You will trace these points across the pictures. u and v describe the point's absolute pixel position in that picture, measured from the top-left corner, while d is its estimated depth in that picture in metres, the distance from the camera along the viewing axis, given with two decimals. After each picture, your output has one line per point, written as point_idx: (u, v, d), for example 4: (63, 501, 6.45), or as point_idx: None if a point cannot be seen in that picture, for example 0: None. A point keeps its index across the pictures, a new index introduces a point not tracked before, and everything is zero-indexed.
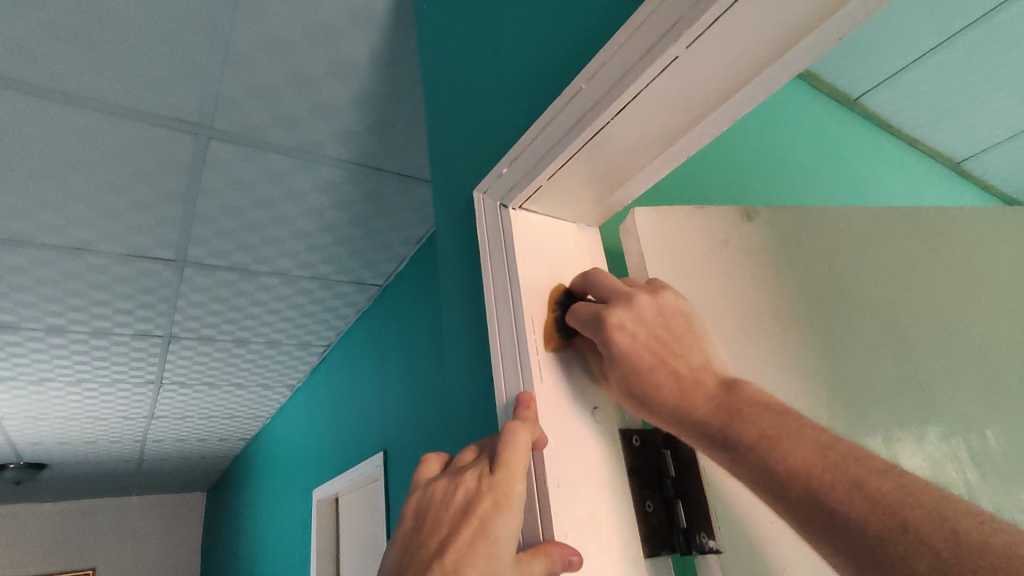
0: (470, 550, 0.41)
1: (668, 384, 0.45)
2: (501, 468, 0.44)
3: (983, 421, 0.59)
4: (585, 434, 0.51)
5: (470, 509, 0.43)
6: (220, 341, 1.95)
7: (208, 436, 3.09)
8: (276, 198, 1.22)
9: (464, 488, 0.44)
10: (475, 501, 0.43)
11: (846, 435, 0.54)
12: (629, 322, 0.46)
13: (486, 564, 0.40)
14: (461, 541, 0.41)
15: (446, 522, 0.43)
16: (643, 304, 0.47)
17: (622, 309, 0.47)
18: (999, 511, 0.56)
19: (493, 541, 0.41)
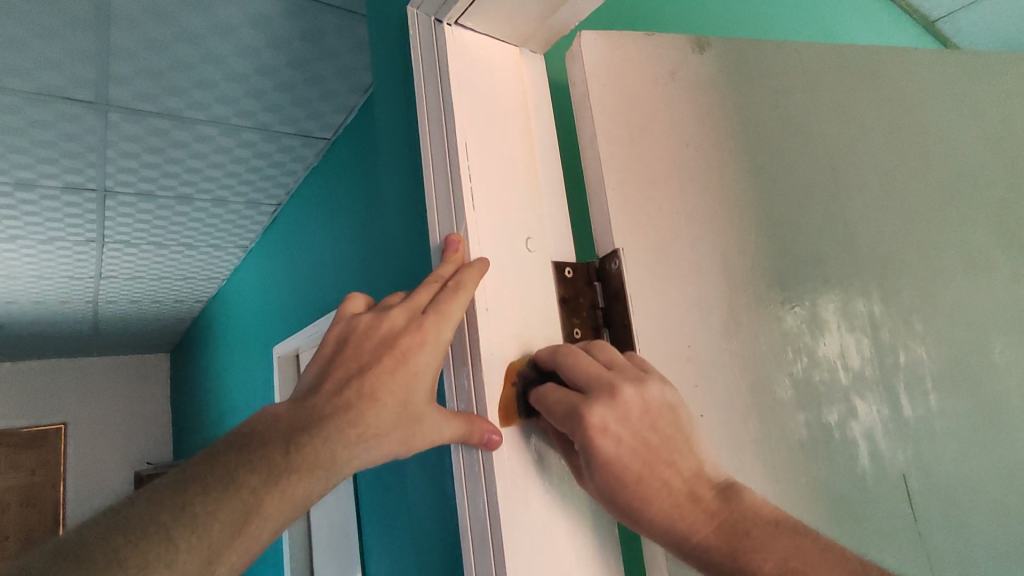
0: (388, 378, 0.44)
1: (666, 498, 0.42)
2: (432, 315, 0.45)
3: (898, 262, 0.62)
4: (517, 260, 0.51)
5: (395, 340, 0.45)
6: (171, 178, 2.01)
7: (181, 284, 3.21)
8: (203, 11, 1.22)
9: (390, 322, 0.45)
10: (402, 335, 0.45)
11: (771, 265, 0.56)
12: (610, 421, 0.42)
13: (403, 391, 0.44)
14: (382, 367, 0.44)
15: (367, 347, 0.45)
16: (627, 400, 0.42)
17: (603, 407, 0.42)
18: (900, 343, 0.59)
19: (412, 372, 0.45)
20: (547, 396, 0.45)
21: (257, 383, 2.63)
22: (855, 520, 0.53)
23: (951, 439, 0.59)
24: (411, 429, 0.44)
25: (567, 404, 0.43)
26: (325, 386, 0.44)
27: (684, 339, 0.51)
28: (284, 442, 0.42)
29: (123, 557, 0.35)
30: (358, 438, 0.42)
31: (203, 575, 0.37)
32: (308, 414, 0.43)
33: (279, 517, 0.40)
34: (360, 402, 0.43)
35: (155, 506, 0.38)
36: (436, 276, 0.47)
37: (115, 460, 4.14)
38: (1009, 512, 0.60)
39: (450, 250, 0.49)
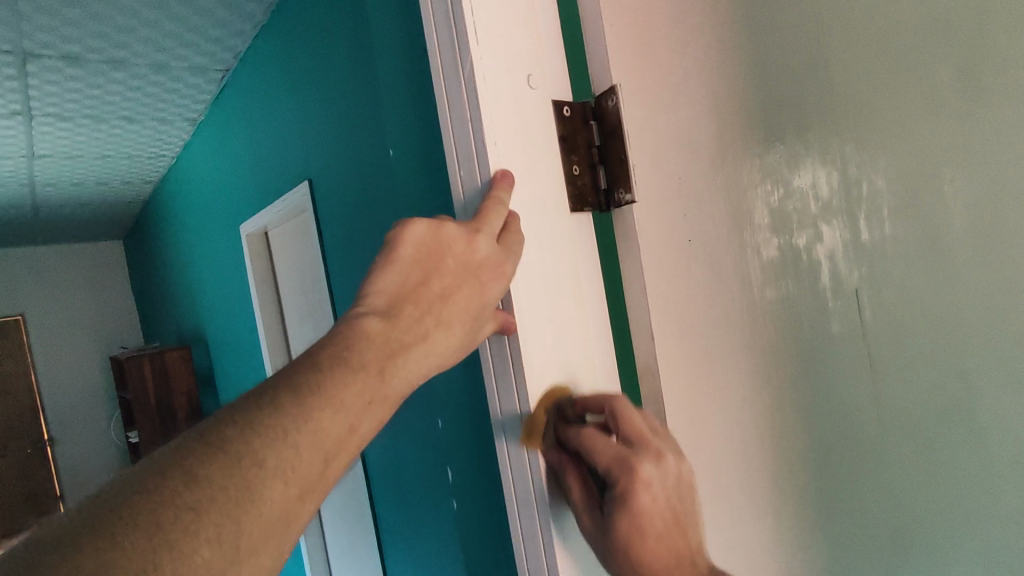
0: (464, 263, 0.47)
1: (657, 521, 0.48)
2: (507, 248, 0.49)
3: (871, 101, 0.65)
4: (523, 102, 0.52)
5: (476, 274, 0.47)
6: (102, 39, 1.82)
7: (126, 163, 3.03)
8: None
9: (477, 252, 0.47)
10: (482, 271, 0.48)
11: (753, 108, 0.59)
12: (653, 480, 0.48)
13: (472, 317, 0.48)
14: (458, 255, 0.47)
15: (449, 234, 0.47)
16: (670, 468, 0.48)
17: (649, 465, 0.47)
18: (861, 176, 0.65)
19: (483, 304, 0.48)
20: (594, 443, 0.48)
21: (226, 262, 2.63)
22: (809, 328, 0.62)
23: (900, 260, 0.66)
24: (480, 311, 0.48)
25: (614, 455, 0.48)
26: (407, 254, 0.46)
27: (674, 172, 0.55)
28: (384, 323, 0.43)
29: (288, 434, 0.37)
30: (437, 318, 0.46)
31: (349, 438, 0.39)
32: (397, 290, 0.45)
33: (391, 399, 0.42)
34: (440, 285, 0.46)
35: (296, 385, 0.39)
36: (499, 196, 0.49)
37: (86, 346, 4.16)
38: (947, 329, 0.68)
39: (501, 177, 0.50)
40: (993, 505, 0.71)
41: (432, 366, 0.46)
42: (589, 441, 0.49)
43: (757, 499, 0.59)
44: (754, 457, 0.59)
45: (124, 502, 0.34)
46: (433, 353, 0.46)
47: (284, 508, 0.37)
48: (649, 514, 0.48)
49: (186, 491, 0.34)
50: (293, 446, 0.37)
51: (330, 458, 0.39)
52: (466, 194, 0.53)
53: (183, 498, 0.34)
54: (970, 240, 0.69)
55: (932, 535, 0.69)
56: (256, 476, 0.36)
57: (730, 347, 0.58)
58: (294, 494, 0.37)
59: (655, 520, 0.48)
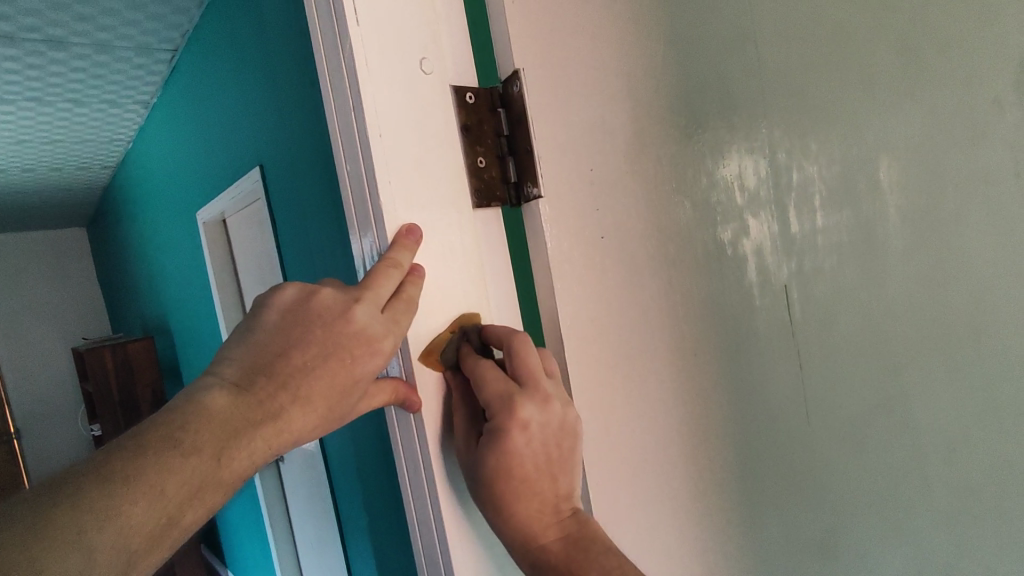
0: (335, 335, 0.43)
1: (528, 464, 0.45)
2: (384, 320, 0.44)
3: (802, 85, 0.62)
4: (414, 89, 0.48)
5: (346, 347, 0.43)
6: (32, 19, 1.71)
7: (77, 147, 2.90)
8: None
9: (348, 324, 0.43)
10: (353, 344, 0.43)
11: (675, 93, 0.56)
12: (534, 423, 0.45)
13: (340, 392, 0.43)
14: (327, 328, 0.42)
15: (320, 302, 0.43)
16: (556, 413, 0.46)
17: (532, 407, 0.45)
18: (792, 163, 0.62)
19: (355, 378, 0.43)
20: (485, 371, 0.46)
21: (185, 251, 2.55)
22: (735, 326, 0.59)
23: (832, 253, 0.64)
24: (351, 386, 0.43)
25: (501, 387, 0.45)
26: (271, 321, 0.42)
27: (585, 163, 0.51)
28: (232, 400, 0.40)
29: (84, 531, 0.34)
30: (296, 395, 0.41)
31: (162, 534, 0.36)
32: (252, 361, 0.41)
33: (227, 485, 0.39)
34: (302, 359, 0.42)
35: (112, 468, 0.36)
36: (393, 262, 0.45)
37: (48, 337, 4.04)
38: (877, 323, 0.66)
39: (404, 238, 0.46)
40: (919, 495, 0.71)
41: (285, 448, 0.41)
42: (480, 369, 0.46)
43: (677, 508, 0.57)
44: (676, 466, 0.56)
45: None
46: (285, 435, 0.41)
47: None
48: (524, 465, 0.45)
49: None
50: (90, 544, 0.34)
51: (137, 557, 0.36)
52: (365, 243, 0.49)
53: None
54: (902, 229, 0.67)
55: (860, 531, 0.68)
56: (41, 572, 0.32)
57: (650, 349, 0.55)
58: None
59: (528, 473, 0.45)
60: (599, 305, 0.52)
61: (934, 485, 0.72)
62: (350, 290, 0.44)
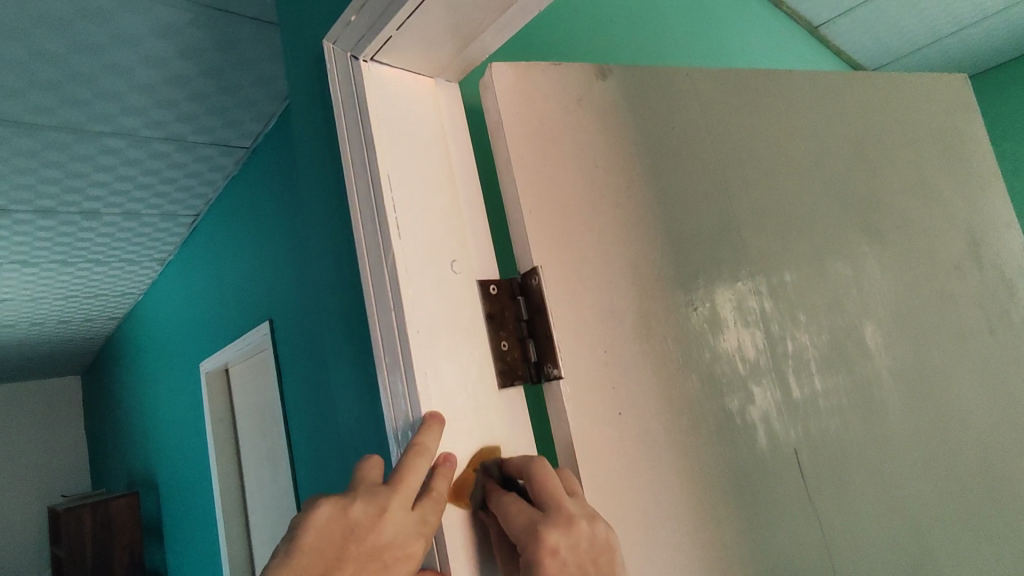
0: (370, 546, 0.44)
1: None
2: (416, 522, 0.46)
3: (784, 262, 0.70)
4: (446, 287, 0.54)
5: (381, 556, 0.45)
6: (71, 195, 1.87)
7: (88, 301, 3.00)
8: (103, 42, 1.18)
9: (382, 532, 0.45)
10: (387, 551, 0.45)
11: (673, 276, 0.63)
12: (561, 545, 0.45)
13: None
14: (363, 539, 0.44)
15: (356, 514, 0.45)
16: (581, 532, 0.45)
17: (556, 532, 0.45)
18: (784, 332, 0.67)
19: None
20: (509, 508, 0.48)
21: (184, 402, 2.54)
22: (754, 493, 0.60)
23: (834, 415, 0.67)
24: None
25: (524, 521, 0.46)
26: (307, 541, 0.43)
27: (600, 345, 0.56)
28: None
29: None
30: None
31: None
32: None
33: None
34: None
35: None
36: (418, 452, 0.48)
37: (24, 495, 3.84)
38: (888, 483, 0.67)
39: (429, 425, 0.49)
40: None
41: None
42: (506, 506, 0.48)
43: None
44: None
45: None
46: None
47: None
48: None
49: None
50: None
51: None
52: (398, 426, 0.52)
53: None
54: (895, 387, 0.71)
55: None
56: None
57: (675, 522, 0.55)
58: None
59: None
60: (623, 479, 0.54)
61: None
62: (382, 496, 0.46)
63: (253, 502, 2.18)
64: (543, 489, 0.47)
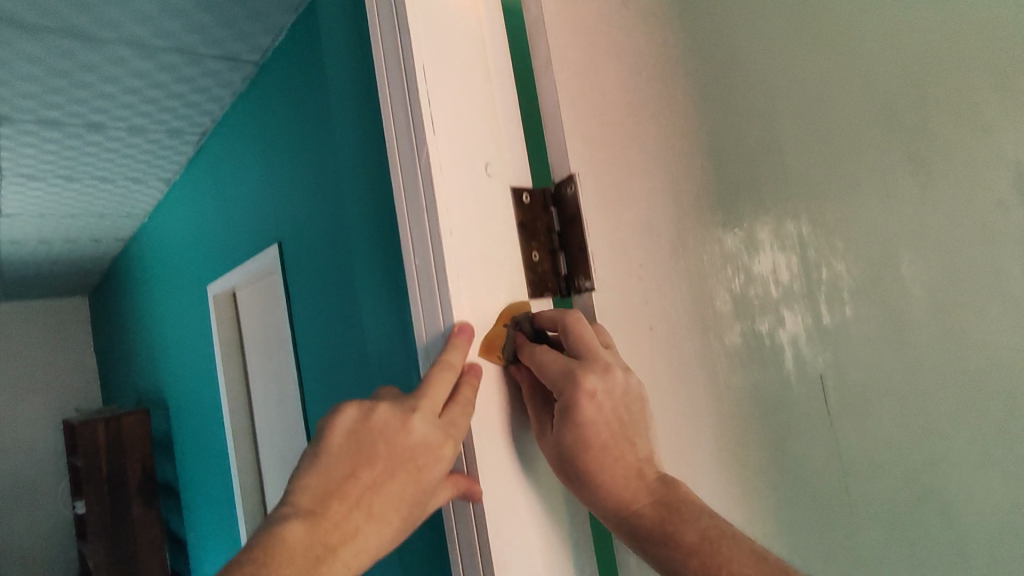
0: (398, 447, 0.46)
1: (604, 434, 0.48)
2: (445, 423, 0.46)
3: (824, 188, 0.67)
4: (480, 191, 0.52)
5: (412, 457, 0.46)
6: (75, 107, 1.81)
7: (95, 221, 2.98)
8: None
9: (411, 435, 0.46)
10: (417, 452, 0.46)
11: (711, 194, 0.60)
12: (599, 390, 0.47)
13: (407, 499, 0.46)
14: (390, 443, 0.46)
15: (383, 418, 0.46)
16: (618, 379, 0.48)
17: (594, 376, 0.47)
18: (819, 259, 0.65)
19: (420, 487, 0.46)
20: (543, 358, 0.49)
21: (193, 324, 2.56)
22: (775, 415, 0.60)
23: (863, 344, 0.66)
24: (419, 493, 0.46)
25: (561, 367, 0.47)
26: (336, 446, 0.45)
27: (634, 260, 0.54)
28: (308, 528, 0.42)
29: None
30: (368, 511, 0.44)
31: None
32: (325, 485, 0.44)
33: None
34: (369, 476, 0.45)
35: None
36: (446, 364, 0.47)
37: (39, 408, 3.96)
38: (910, 415, 0.68)
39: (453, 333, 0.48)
40: None
41: (367, 561, 0.44)
42: (540, 357, 0.49)
43: None
44: None
45: None
46: (364, 548, 0.43)
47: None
48: (598, 434, 0.48)
49: None
50: None
51: None
52: (428, 330, 0.51)
53: None
54: (926, 320, 0.70)
55: None
56: None
57: (699, 439, 0.56)
58: None
59: (604, 439, 0.48)
60: (649, 393, 0.53)
61: None
62: (409, 399, 0.47)
63: (263, 421, 2.23)
64: (577, 335, 0.48)
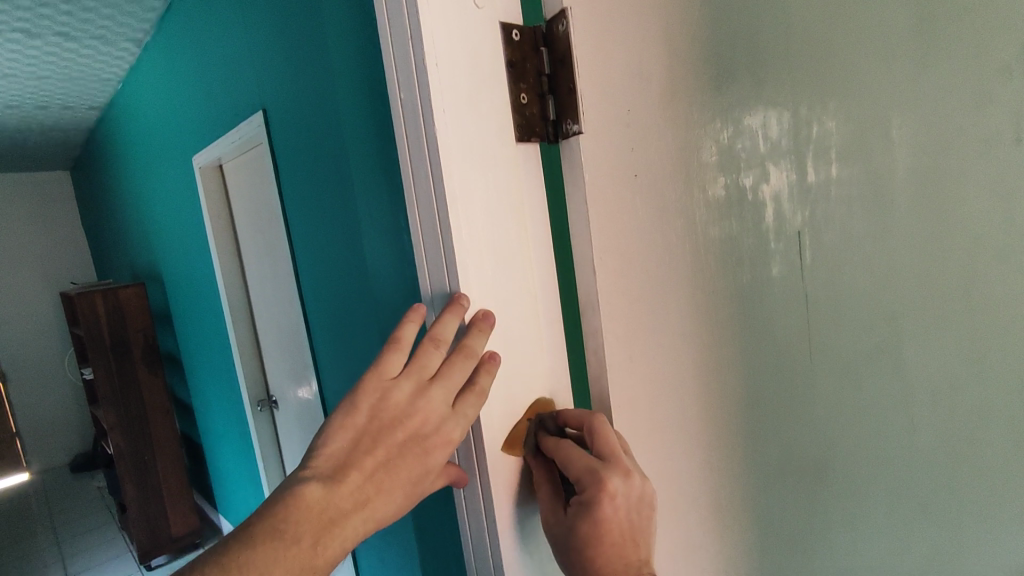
0: (413, 431, 0.49)
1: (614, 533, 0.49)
2: (457, 414, 0.50)
3: (824, 40, 0.65)
4: (468, 23, 0.49)
5: (424, 440, 0.49)
6: None
7: (65, 85, 2.82)
8: None
9: (426, 418, 0.49)
10: (430, 434, 0.49)
11: (708, 40, 0.58)
12: (619, 494, 0.49)
13: (414, 480, 0.49)
14: (409, 426, 0.49)
15: (402, 393, 0.49)
16: (636, 486, 0.49)
17: (617, 479, 0.49)
18: (810, 116, 0.65)
19: (427, 467, 0.49)
20: (569, 453, 0.51)
21: (180, 196, 2.53)
22: (745, 269, 0.62)
23: (842, 204, 0.67)
24: (423, 474, 0.50)
25: (585, 465, 0.49)
26: (360, 420, 0.47)
27: (624, 104, 0.54)
28: (325, 491, 0.45)
29: None
30: (378, 487, 0.47)
31: None
32: (344, 457, 0.46)
33: (322, 569, 0.44)
34: (385, 455, 0.48)
35: (231, 558, 0.42)
36: (468, 351, 0.50)
37: (35, 281, 4.01)
38: (879, 275, 0.70)
39: (454, 303, 0.50)
40: (903, 436, 0.75)
41: (372, 529, 0.47)
42: (565, 451, 0.51)
43: (688, 432, 0.61)
44: (691, 395, 0.61)
45: None
46: (373, 521, 0.47)
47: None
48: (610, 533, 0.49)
49: None
50: None
51: None
52: (434, 286, 0.54)
53: None
54: (907, 183, 0.70)
55: (850, 465, 0.73)
56: None
57: (674, 287, 0.58)
58: None
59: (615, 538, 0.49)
60: (631, 241, 0.55)
61: (916, 427, 0.75)
62: (427, 384, 0.49)
63: (257, 294, 2.28)
64: (602, 443, 0.51)
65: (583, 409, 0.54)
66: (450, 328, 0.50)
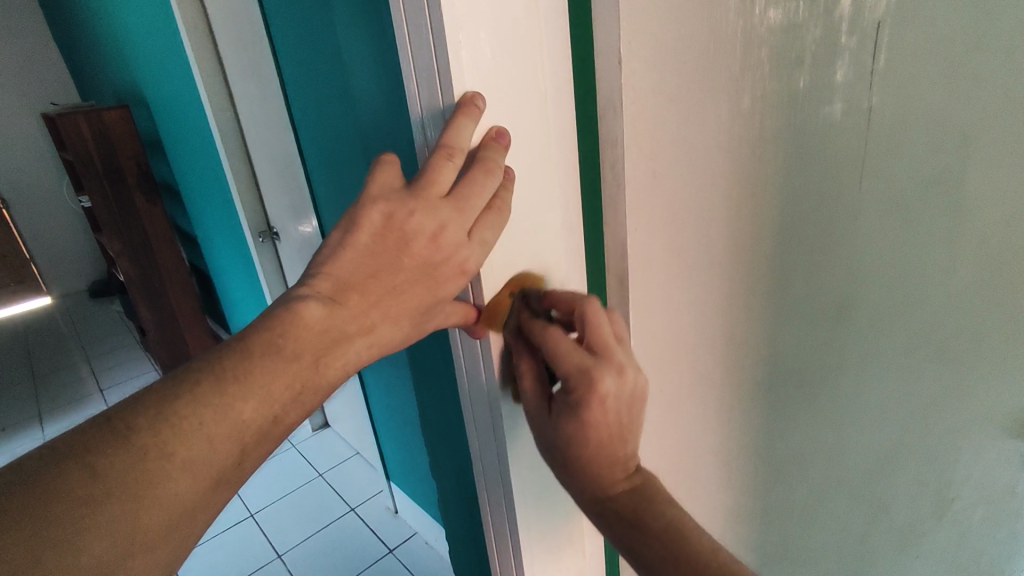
0: (423, 260, 0.42)
1: (600, 432, 0.46)
2: (474, 240, 0.42)
3: None
4: None
5: (436, 269, 0.42)
6: None
7: None
8: None
9: (440, 243, 0.41)
10: (443, 263, 0.42)
11: None
12: (611, 393, 0.45)
13: (424, 313, 0.43)
14: (418, 252, 0.41)
15: (411, 209, 0.41)
16: (629, 383, 0.46)
17: (610, 379, 0.45)
18: None
19: (438, 298, 0.43)
20: (556, 344, 0.45)
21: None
22: (804, 70, 0.51)
23: None
24: (434, 306, 0.43)
25: (577, 363, 0.45)
26: (362, 242, 0.40)
27: None
28: (328, 312, 0.40)
29: (205, 421, 0.37)
30: (385, 315, 0.42)
31: (270, 426, 0.39)
32: (346, 278, 0.40)
33: (325, 387, 0.41)
34: (393, 280, 0.41)
35: (224, 368, 0.38)
36: (488, 167, 0.42)
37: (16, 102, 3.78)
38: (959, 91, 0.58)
39: (466, 107, 0.40)
40: (941, 274, 0.69)
41: (378, 355, 0.43)
42: (550, 338, 0.45)
43: (709, 257, 0.56)
44: (715, 215, 0.54)
45: (39, 466, 0.33)
46: (378, 346, 0.42)
47: (189, 510, 0.37)
48: (596, 435, 0.46)
49: (82, 480, 0.33)
50: (210, 432, 0.37)
51: (237, 459, 0.38)
52: (423, 103, 0.43)
53: (108, 476, 0.34)
54: None
55: (876, 304, 0.67)
56: (164, 467, 0.35)
57: (714, 88, 0.48)
58: (205, 485, 0.37)
59: (600, 439, 0.47)
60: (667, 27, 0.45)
61: (954, 266, 0.70)
62: (440, 203, 0.41)
63: (246, 118, 2.12)
64: (593, 333, 0.45)
65: (570, 292, 0.47)
66: (466, 135, 0.41)
